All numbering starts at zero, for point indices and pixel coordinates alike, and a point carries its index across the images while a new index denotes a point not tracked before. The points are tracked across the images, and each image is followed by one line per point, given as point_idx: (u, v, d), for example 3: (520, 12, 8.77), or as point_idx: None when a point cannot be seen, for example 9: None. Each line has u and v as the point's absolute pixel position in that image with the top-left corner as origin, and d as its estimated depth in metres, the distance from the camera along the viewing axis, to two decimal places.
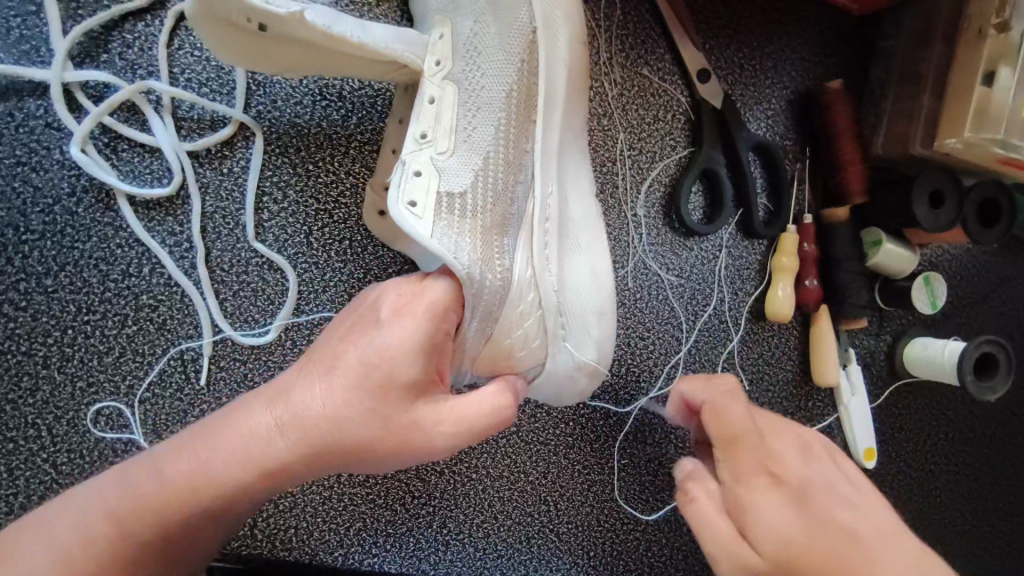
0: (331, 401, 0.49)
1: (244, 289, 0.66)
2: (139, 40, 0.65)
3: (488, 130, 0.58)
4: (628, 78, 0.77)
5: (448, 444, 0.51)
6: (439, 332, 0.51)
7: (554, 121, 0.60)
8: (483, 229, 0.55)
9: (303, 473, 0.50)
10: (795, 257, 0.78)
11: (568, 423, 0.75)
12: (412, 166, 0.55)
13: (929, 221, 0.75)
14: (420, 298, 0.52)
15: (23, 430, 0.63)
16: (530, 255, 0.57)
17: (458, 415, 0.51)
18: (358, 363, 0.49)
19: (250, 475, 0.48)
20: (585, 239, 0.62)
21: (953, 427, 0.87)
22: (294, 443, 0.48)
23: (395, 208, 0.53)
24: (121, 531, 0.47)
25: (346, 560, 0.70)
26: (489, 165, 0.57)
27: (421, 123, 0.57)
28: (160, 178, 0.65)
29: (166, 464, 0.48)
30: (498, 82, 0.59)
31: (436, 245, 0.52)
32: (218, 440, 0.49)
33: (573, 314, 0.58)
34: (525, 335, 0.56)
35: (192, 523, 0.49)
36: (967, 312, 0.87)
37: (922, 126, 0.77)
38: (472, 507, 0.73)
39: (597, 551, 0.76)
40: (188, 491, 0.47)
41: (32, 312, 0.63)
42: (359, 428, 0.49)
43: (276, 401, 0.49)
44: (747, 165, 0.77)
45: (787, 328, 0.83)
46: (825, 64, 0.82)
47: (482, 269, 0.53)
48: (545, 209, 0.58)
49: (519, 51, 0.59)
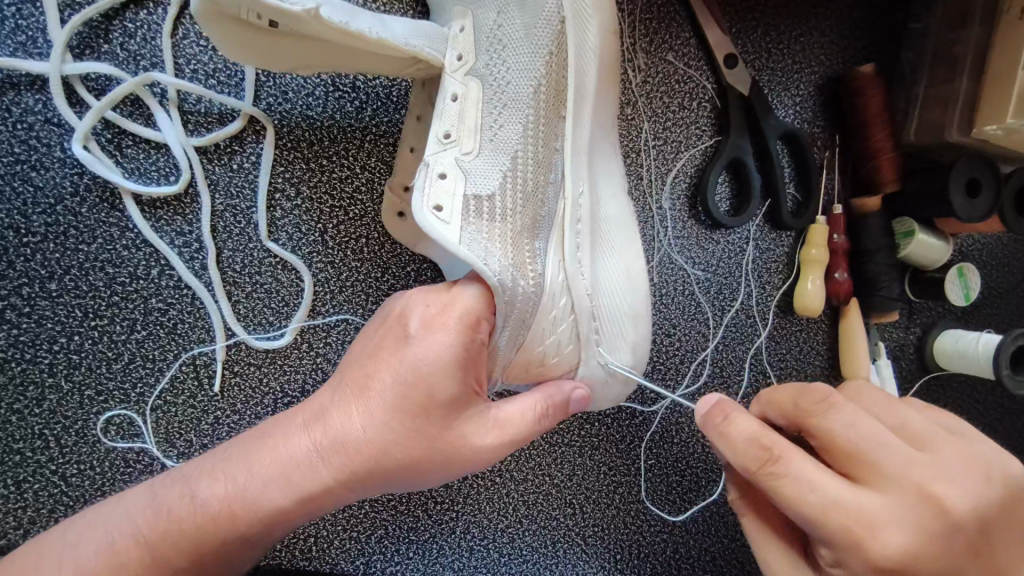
0: (370, 423, 0.47)
1: (258, 290, 0.63)
2: (141, 30, 0.61)
3: (515, 128, 0.55)
4: (653, 65, 0.74)
5: (494, 456, 0.50)
6: (474, 344, 0.48)
7: (584, 115, 0.57)
8: (513, 232, 0.53)
9: (345, 496, 0.49)
10: (824, 249, 0.75)
11: (594, 424, 0.73)
12: (437, 167, 0.53)
13: (966, 212, 0.71)
14: (447, 312, 0.49)
15: (30, 441, 0.60)
16: (562, 259, 0.54)
17: (502, 424, 0.50)
18: (393, 382, 0.47)
19: (290, 501, 0.47)
20: (619, 239, 0.59)
21: (984, 421, 0.85)
22: (336, 468, 0.47)
23: (420, 212, 0.50)
24: (154, 557, 0.46)
25: (367, 569, 0.67)
26: (518, 164, 0.54)
27: (444, 122, 0.55)
28: (168, 175, 0.62)
29: (201, 488, 0.47)
30: (525, 77, 0.56)
31: (465, 251, 0.50)
32: (254, 465, 0.47)
33: (607, 319, 0.56)
34: (558, 341, 0.54)
35: (229, 551, 0.47)
36: (998, 303, 0.85)
37: (957, 113, 0.73)
38: (497, 512, 0.70)
39: (624, 554, 0.74)
40: (225, 518, 0.46)
41: (36, 319, 0.60)
42: (403, 450, 0.47)
43: (313, 423, 0.48)
44: (776, 155, 0.74)
45: (814, 322, 0.80)
46: (854, 48, 0.78)
47: (514, 274, 0.50)
48: (576, 209, 0.55)
49: (551, 40, 0.56)
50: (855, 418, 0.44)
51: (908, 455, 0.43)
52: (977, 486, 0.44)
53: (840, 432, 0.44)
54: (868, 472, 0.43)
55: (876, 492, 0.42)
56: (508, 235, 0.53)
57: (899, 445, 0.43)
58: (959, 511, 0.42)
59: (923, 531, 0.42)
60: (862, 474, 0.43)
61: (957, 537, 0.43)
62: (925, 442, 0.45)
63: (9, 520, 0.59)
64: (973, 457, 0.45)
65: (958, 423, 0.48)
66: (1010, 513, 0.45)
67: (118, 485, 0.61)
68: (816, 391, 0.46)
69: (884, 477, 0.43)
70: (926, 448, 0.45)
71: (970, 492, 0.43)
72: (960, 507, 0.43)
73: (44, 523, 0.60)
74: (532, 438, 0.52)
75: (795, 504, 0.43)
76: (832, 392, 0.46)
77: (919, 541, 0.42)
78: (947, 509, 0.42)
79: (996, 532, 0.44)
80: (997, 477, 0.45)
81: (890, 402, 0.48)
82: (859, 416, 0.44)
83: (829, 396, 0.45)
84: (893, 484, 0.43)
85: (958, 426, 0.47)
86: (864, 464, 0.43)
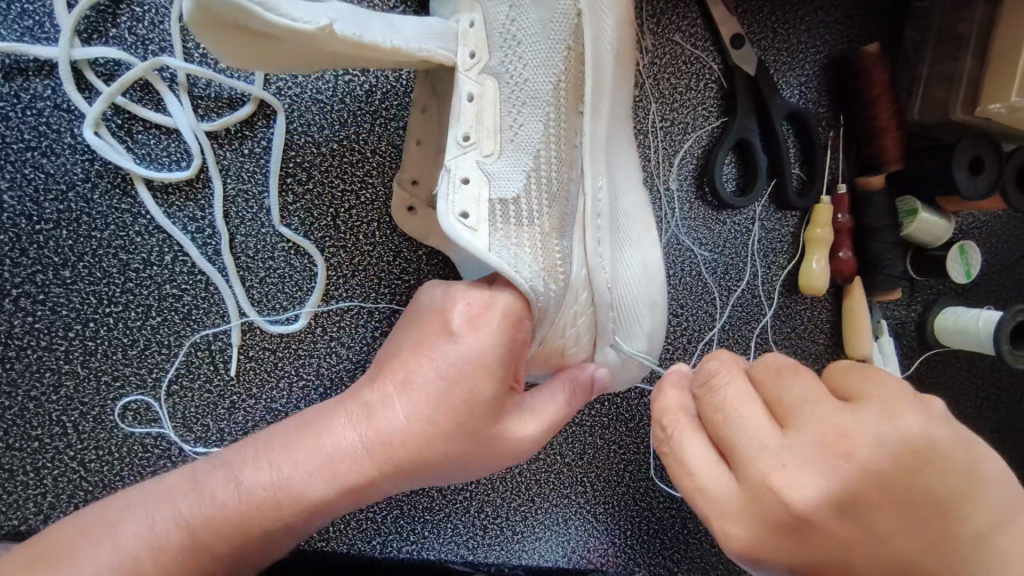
0: (415, 417, 0.48)
1: (271, 275, 0.64)
2: (149, 13, 0.61)
3: (534, 128, 0.55)
4: (660, 45, 0.73)
5: (530, 446, 0.53)
6: (514, 343, 0.51)
7: (603, 109, 0.57)
8: (543, 232, 0.54)
9: (389, 488, 0.50)
10: (829, 228, 0.76)
11: (603, 403, 0.74)
12: (458, 173, 0.53)
13: (969, 188, 0.73)
14: (489, 310, 0.51)
15: (48, 428, 0.60)
16: (585, 255, 0.55)
17: (540, 413, 0.54)
18: (436, 378, 0.49)
19: (336, 493, 0.48)
20: (636, 232, 0.59)
21: (980, 395, 0.87)
22: (383, 462, 0.48)
23: (446, 220, 0.51)
24: (195, 541, 0.46)
25: (384, 549, 0.68)
26: (541, 164, 0.55)
27: (461, 124, 0.54)
28: (179, 161, 0.62)
29: (245, 475, 0.47)
30: (549, 69, 0.56)
31: (496, 258, 0.51)
32: (298, 454, 0.48)
33: (625, 311, 0.58)
34: (578, 334, 0.56)
35: (271, 537, 0.48)
36: (996, 280, 0.86)
37: (961, 92, 0.73)
38: (510, 491, 0.71)
39: (634, 531, 0.75)
40: (270, 505, 0.47)
41: (51, 305, 0.60)
42: (449, 446, 0.49)
43: (359, 417, 0.49)
44: (782, 136, 0.75)
45: (819, 300, 0.81)
46: (856, 29, 0.79)
47: (545, 279, 0.53)
48: (596, 204, 0.56)
49: (569, 34, 0.56)
50: (723, 400, 0.41)
51: (761, 436, 0.38)
52: (840, 466, 0.36)
53: (715, 415, 0.41)
54: (735, 458, 0.39)
55: (740, 479, 0.39)
56: (537, 239, 0.54)
57: (752, 428, 0.39)
58: (811, 502, 0.36)
59: (767, 523, 0.37)
60: (732, 461, 0.40)
61: (809, 527, 0.36)
62: (793, 418, 0.39)
63: (29, 507, 0.60)
64: (840, 431, 0.37)
65: (869, 386, 0.39)
66: (906, 490, 0.35)
67: (138, 470, 0.61)
68: (707, 370, 0.43)
69: (742, 464, 0.39)
70: (789, 426, 0.38)
71: (827, 477, 0.36)
72: (812, 497, 0.36)
73: (64, 508, 0.60)
74: (564, 423, 0.56)
75: (691, 490, 0.42)
76: (713, 371, 0.43)
77: (764, 529, 0.38)
78: (796, 502, 0.36)
79: (884, 513, 0.36)
80: (867, 453, 0.36)
81: (790, 368, 0.42)
82: (738, 394, 0.41)
83: (711, 375, 0.43)
84: (741, 471, 0.39)
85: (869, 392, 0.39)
86: (737, 452, 0.39)
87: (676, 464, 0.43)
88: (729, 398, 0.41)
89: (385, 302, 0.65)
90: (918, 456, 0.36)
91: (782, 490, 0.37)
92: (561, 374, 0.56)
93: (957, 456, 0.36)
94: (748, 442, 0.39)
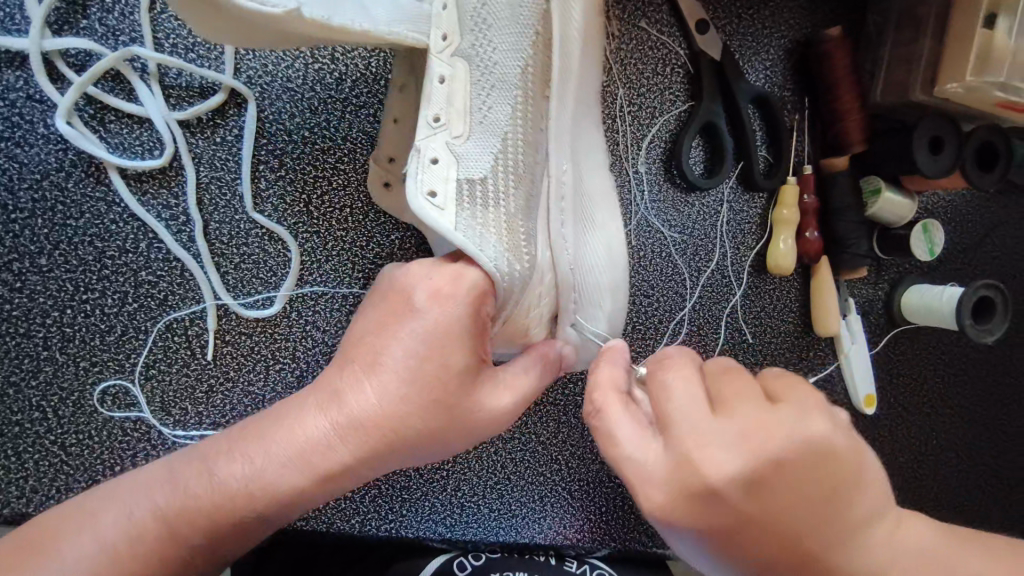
0: (385, 395, 0.49)
1: (245, 260, 0.65)
2: (119, 5, 0.62)
3: (504, 109, 0.56)
4: (625, 32, 0.75)
5: (507, 415, 0.54)
6: (481, 313, 0.51)
7: (569, 99, 0.57)
8: (508, 215, 0.55)
9: (363, 471, 0.51)
10: (795, 209, 0.78)
11: (576, 383, 0.75)
12: (428, 153, 0.54)
13: (929, 165, 0.74)
14: (456, 284, 0.51)
15: (28, 413, 0.62)
16: (548, 237, 0.58)
17: (512, 385, 0.55)
18: (403, 358, 0.49)
19: (308, 480, 0.49)
20: (599, 216, 0.60)
21: (948, 371, 0.89)
22: (355, 445, 0.49)
23: (414, 198, 0.52)
24: (172, 529, 0.48)
25: (363, 527, 0.70)
26: (508, 147, 0.56)
27: (433, 105, 0.55)
28: (151, 149, 0.63)
29: (219, 468, 0.49)
30: (513, 58, 0.56)
31: (461, 238, 0.52)
32: (268, 446, 0.49)
33: (585, 292, 0.60)
34: (540, 314, 0.58)
35: (247, 524, 0.49)
36: (961, 258, 0.88)
37: (920, 73, 0.75)
38: (486, 470, 0.73)
39: (609, 508, 0.77)
40: (242, 497, 0.48)
41: (27, 293, 0.62)
42: (422, 422, 0.50)
43: (328, 405, 0.50)
44: (747, 118, 0.76)
45: (787, 279, 0.83)
46: (818, 14, 0.81)
47: (509, 261, 0.53)
48: (561, 186, 0.58)
49: (537, 21, 0.56)
50: (670, 385, 0.44)
51: (694, 423, 0.42)
52: (754, 448, 0.40)
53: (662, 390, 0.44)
54: (668, 431, 0.42)
55: (668, 451, 0.42)
56: (504, 223, 0.54)
57: (694, 412, 0.42)
58: (723, 477, 0.40)
59: (694, 491, 0.40)
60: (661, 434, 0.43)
61: (724, 499, 0.40)
62: (726, 406, 0.43)
63: (12, 490, 0.61)
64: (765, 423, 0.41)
65: (790, 390, 0.44)
66: (822, 475, 0.41)
67: (117, 453, 0.63)
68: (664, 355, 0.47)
69: (672, 435, 0.42)
70: (724, 411, 0.42)
71: (739, 457, 0.40)
72: (725, 471, 0.40)
73: (46, 491, 0.62)
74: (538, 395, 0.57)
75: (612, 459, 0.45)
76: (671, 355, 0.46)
77: (684, 497, 0.41)
78: (714, 478, 0.40)
79: (789, 495, 0.40)
80: (786, 442, 0.40)
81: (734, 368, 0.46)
82: (681, 379, 0.44)
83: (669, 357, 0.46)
84: (671, 441, 0.42)
85: (797, 391, 0.43)
86: (670, 428, 0.42)
87: (606, 440, 0.45)
88: (671, 383, 0.44)
89: (359, 287, 0.67)
90: (820, 455, 0.41)
91: (701, 463, 0.40)
92: (528, 352, 0.58)
93: (852, 468, 0.41)
94: (686, 416, 0.42)
